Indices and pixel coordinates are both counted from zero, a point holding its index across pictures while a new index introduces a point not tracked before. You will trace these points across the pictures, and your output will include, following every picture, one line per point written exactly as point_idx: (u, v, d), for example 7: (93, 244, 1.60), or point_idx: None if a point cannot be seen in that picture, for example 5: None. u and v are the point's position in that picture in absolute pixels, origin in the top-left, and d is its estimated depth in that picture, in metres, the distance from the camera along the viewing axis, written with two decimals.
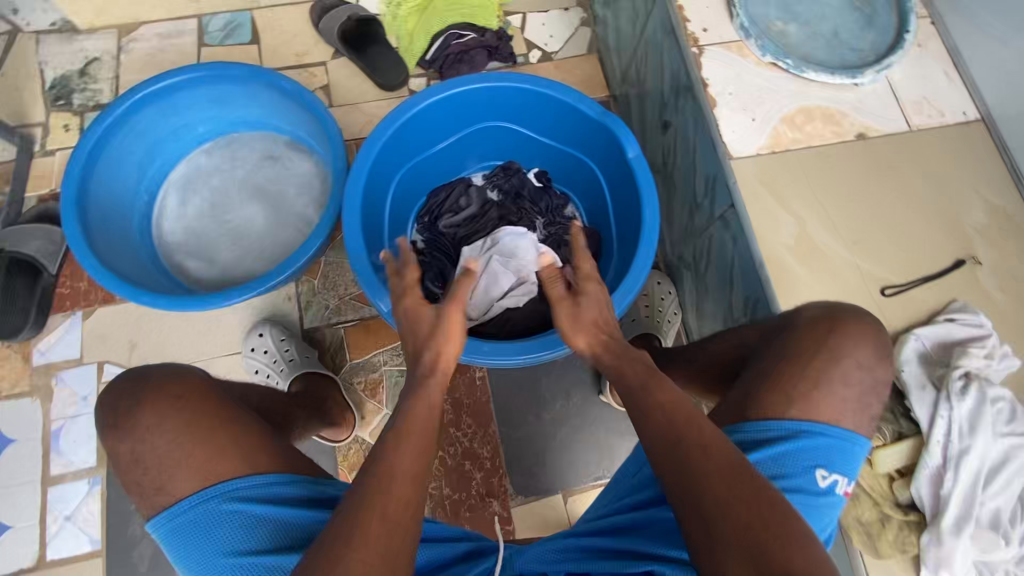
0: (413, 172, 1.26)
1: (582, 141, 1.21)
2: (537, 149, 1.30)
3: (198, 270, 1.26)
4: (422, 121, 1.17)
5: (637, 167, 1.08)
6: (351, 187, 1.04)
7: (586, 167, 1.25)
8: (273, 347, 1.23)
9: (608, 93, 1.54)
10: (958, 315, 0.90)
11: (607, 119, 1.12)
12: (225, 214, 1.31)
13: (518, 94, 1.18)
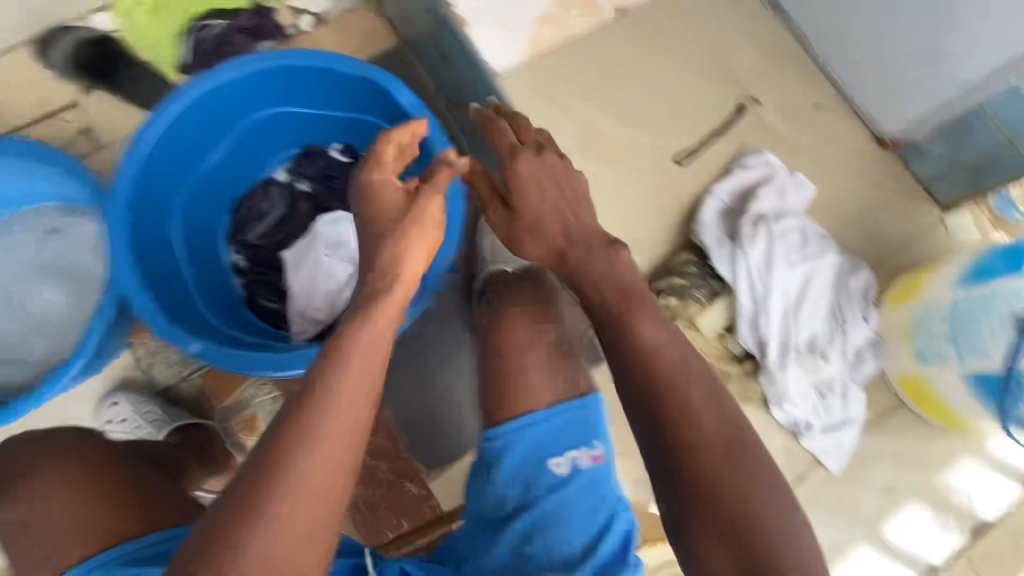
0: (201, 192, 1.14)
1: (366, 103, 1.12)
2: (327, 123, 1.19)
3: (10, 375, 1.14)
4: (180, 137, 1.03)
5: (419, 115, 1.02)
6: (115, 240, 0.93)
7: (382, 128, 1.17)
8: (130, 413, 1.14)
9: (396, 39, 1.43)
10: (747, 163, 1.06)
11: (374, 74, 1.03)
12: (20, 306, 1.18)
13: (276, 75, 1.06)
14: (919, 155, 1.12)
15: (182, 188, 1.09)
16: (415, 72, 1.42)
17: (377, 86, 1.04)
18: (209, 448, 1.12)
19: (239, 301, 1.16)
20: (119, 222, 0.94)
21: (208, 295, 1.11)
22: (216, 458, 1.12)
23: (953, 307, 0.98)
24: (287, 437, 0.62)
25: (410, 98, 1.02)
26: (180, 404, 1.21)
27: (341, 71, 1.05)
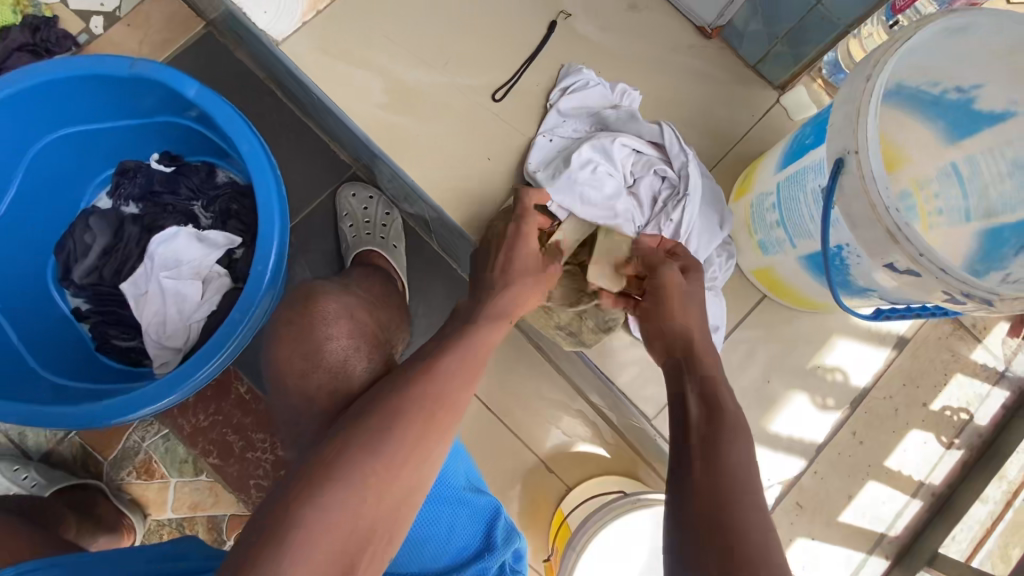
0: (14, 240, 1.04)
1: (163, 103, 1.02)
2: (135, 134, 1.09)
3: None
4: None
5: (210, 105, 0.92)
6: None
7: (193, 127, 1.07)
8: (8, 483, 1.08)
9: (203, 23, 1.27)
10: (568, 83, 0.93)
11: (151, 69, 0.93)
12: None
13: (48, 91, 0.96)
14: (740, 37, 0.96)
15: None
16: (230, 55, 1.27)
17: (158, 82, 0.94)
18: (96, 506, 1.08)
19: (89, 346, 1.08)
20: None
21: (50, 347, 1.03)
22: (102, 514, 1.08)
23: (777, 195, 0.75)
24: (364, 446, 0.60)
25: (196, 86, 0.92)
26: (62, 465, 1.14)
27: (114, 74, 0.94)
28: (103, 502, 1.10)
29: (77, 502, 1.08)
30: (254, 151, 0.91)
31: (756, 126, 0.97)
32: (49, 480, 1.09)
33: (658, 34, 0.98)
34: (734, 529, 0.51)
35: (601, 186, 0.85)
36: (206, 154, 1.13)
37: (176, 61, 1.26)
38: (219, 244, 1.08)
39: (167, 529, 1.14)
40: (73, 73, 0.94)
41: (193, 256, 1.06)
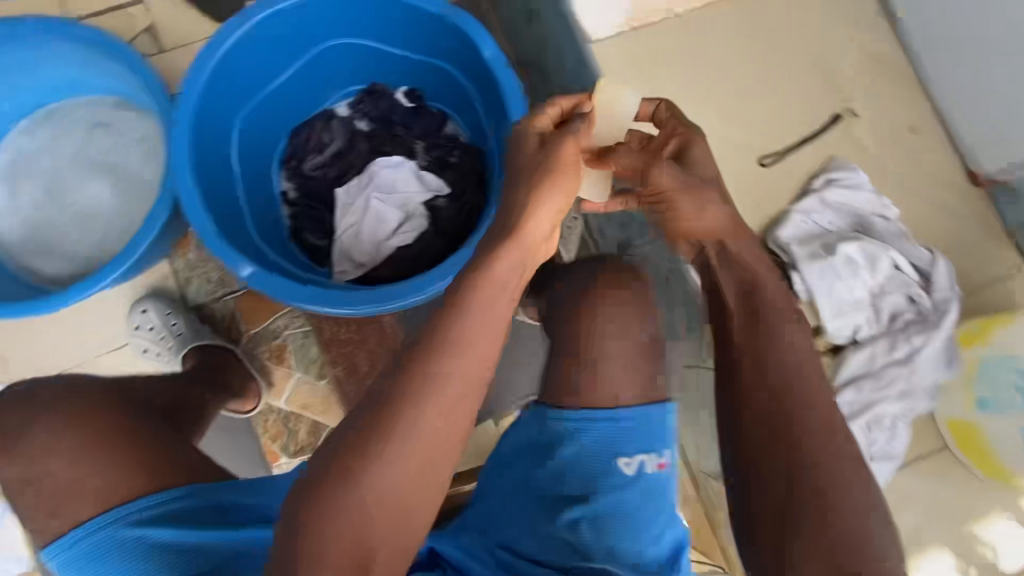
0: (263, 113, 1.11)
1: (442, 48, 1.09)
2: (398, 64, 1.16)
3: (51, 268, 1.13)
4: (256, 51, 1.02)
5: (497, 69, 0.98)
6: (177, 143, 0.92)
7: (453, 78, 1.13)
8: (159, 322, 1.13)
9: None
10: (837, 174, 1.02)
11: (459, 18, 1.00)
12: (65, 199, 1.15)
13: (358, 3, 1.04)
14: (1012, 202, 1.03)
15: (247, 106, 1.07)
16: None
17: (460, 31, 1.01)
18: (230, 372, 1.11)
19: (283, 231, 1.15)
20: (182, 126, 0.93)
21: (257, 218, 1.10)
22: (232, 381, 1.11)
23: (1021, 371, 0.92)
24: (365, 458, 0.55)
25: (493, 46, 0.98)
26: (207, 320, 1.19)
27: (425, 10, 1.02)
28: (235, 371, 1.12)
29: (215, 377, 1.10)
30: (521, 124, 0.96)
31: (988, 282, 1.04)
32: (195, 333, 1.14)
33: (926, 166, 1.07)
34: (810, 482, 0.58)
35: (852, 292, 0.96)
36: (446, 104, 1.19)
37: None
38: (432, 187, 1.14)
39: (275, 416, 1.18)
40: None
41: (408, 189, 1.13)
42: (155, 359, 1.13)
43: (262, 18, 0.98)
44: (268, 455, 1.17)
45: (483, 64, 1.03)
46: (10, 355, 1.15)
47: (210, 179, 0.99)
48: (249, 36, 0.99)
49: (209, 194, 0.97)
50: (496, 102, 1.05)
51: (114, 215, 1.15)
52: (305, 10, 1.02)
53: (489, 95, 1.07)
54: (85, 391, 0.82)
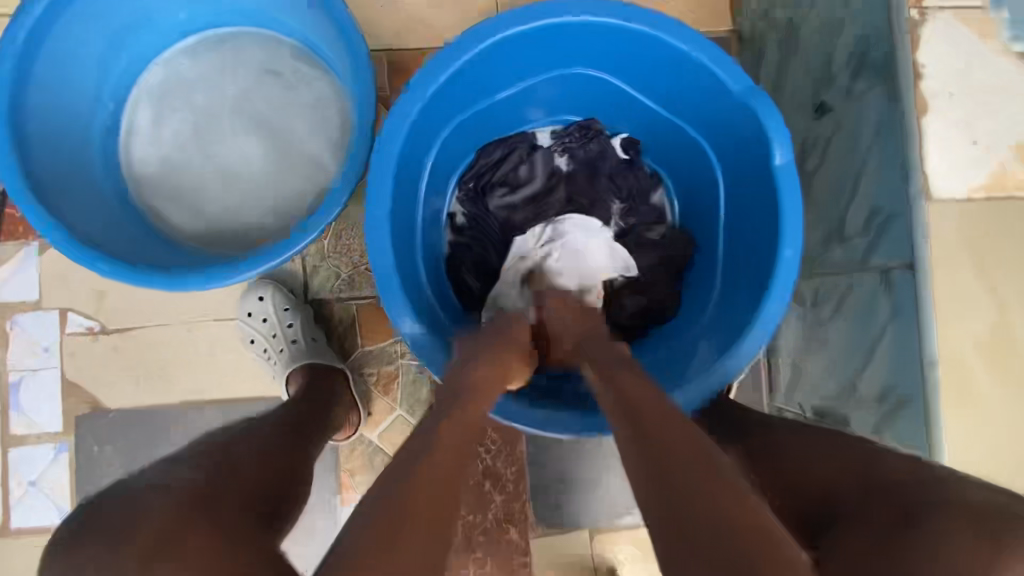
0: (466, 127, 0.93)
1: (702, 116, 0.87)
2: (632, 110, 0.95)
3: (179, 218, 1.00)
4: (489, 67, 0.83)
5: (784, 181, 0.75)
6: (378, 170, 0.75)
7: (700, 150, 0.92)
8: (274, 317, 1.00)
9: (732, 27, 1.10)
10: None
11: (755, 97, 0.77)
12: (213, 145, 1.01)
13: (625, 39, 0.82)
14: None
15: (454, 124, 0.89)
16: None
17: (745, 117, 0.79)
18: (337, 403, 0.95)
19: (442, 267, 0.96)
20: (390, 150, 0.76)
21: (428, 252, 0.92)
22: (337, 416, 0.94)
23: None
24: None
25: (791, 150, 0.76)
26: (323, 329, 1.04)
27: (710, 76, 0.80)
28: (338, 403, 0.95)
29: (317, 412, 0.89)
30: (794, 263, 0.74)
31: None
32: (310, 349, 0.99)
33: None
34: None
35: None
36: (668, 172, 0.99)
37: None
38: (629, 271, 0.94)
39: (360, 450, 1.05)
40: (671, 43, 0.79)
41: (599, 260, 0.93)
42: (258, 354, 1.00)
43: (512, 36, 0.79)
44: (341, 490, 1.04)
45: (759, 159, 0.80)
46: (107, 290, 1.03)
47: (399, 211, 0.81)
48: (492, 51, 0.80)
49: (397, 234, 0.80)
50: (756, 209, 0.83)
51: (257, 180, 1.01)
52: (563, 31, 0.81)
53: (747, 194, 0.85)
54: (168, 500, 0.58)
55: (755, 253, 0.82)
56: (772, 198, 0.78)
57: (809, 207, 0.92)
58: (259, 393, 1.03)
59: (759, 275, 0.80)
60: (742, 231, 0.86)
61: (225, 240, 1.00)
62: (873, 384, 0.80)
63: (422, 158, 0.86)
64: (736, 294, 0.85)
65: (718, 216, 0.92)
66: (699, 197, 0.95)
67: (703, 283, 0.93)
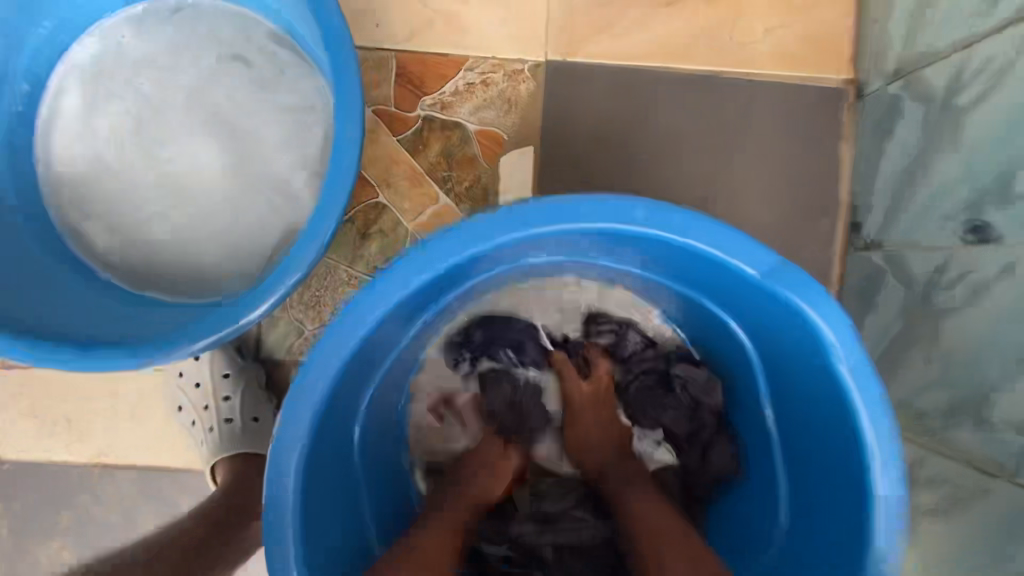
0: (414, 340, 0.68)
1: (726, 302, 0.60)
2: (629, 279, 0.68)
3: (105, 241, 0.78)
4: (443, 280, 0.58)
5: (857, 392, 0.51)
6: (284, 458, 0.53)
7: (723, 330, 0.65)
8: (208, 384, 0.78)
9: (849, 77, 0.86)
10: None
11: (783, 288, 0.51)
12: (156, 151, 0.78)
13: (616, 237, 0.55)
14: None
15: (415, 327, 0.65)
16: (836, 142, 0.86)
17: (808, 348, 0.53)
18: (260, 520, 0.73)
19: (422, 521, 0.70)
20: (301, 427, 0.53)
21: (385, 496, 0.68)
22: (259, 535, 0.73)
23: None
24: None
25: (877, 425, 0.51)
26: (276, 399, 0.81)
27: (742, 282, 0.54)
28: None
29: (224, 527, 0.70)
30: (896, 500, 0.51)
31: None
32: (248, 434, 0.77)
33: None
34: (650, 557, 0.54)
35: None
36: (683, 326, 0.72)
37: (780, 90, 0.86)
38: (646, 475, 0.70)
39: None
40: (679, 243, 0.52)
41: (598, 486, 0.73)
42: (184, 426, 0.78)
43: (458, 254, 0.53)
44: None
45: (826, 408, 0.55)
46: None
47: (321, 495, 0.57)
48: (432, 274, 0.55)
49: (325, 534, 0.57)
50: (825, 467, 0.57)
51: (212, 202, 0.78)
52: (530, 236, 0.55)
53: (804, 425, 0.60)
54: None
55: (824, 491, 0.58)
56: (845, 437, 0.53)
57: (924, 348, 0.69)
58: (185, 467, 0.82)
59: (829, 562, 0.56)
60: (809, 485, 0.61)
61: (160, 280, 0.78)
62: None
63: (374, 372, 0.63)
64: (792, 567, 0.61)
65: (762, 413, 0.66)
66: (737, 381, 0.69)
67: (757, 483, 0.68)
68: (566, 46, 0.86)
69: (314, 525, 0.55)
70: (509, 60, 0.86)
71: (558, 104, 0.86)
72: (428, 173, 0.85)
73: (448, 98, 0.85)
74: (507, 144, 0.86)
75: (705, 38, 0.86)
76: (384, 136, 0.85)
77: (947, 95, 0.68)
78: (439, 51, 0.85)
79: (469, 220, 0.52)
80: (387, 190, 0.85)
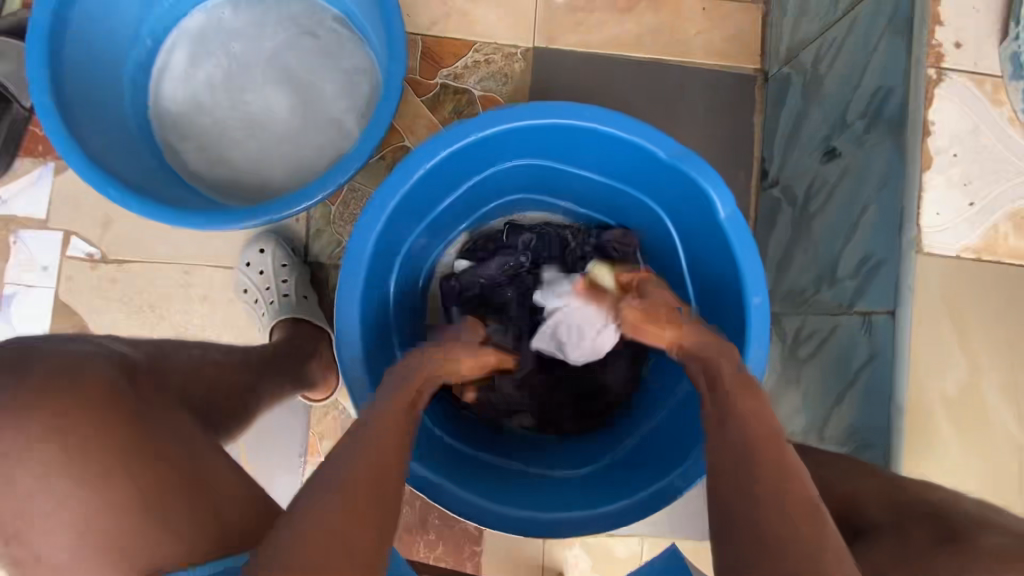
0: (431, 228, 0.92)
1: (657, 191, 0.85)
2: (589, 188, 0.93)
3: (195, 161, 1.01)
4: (458, 166, 0.82)
5: (736, 235, 0.75)
6: (347, 276, 0.76)
7: (655, 219, 0.90)
8: (270, 270, 1.01)
9: (758, 66, 1.15)
10: None
11: (689, 165, 0.76)
12: (240, 95, 1.03)
13: (580, 135, 0.80)
14: None
15: (435, 213, 0.89)
16: (750, 113, 1.14)
17: (706, 210, 0.78)
18: (310, 360, 0.94)
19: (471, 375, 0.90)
20: (358, 256, 0.76)
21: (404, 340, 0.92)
22: (310, 374, 0.94)
23: None
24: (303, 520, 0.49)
25: (750, 256, 0.75)
26: (319, 288, 1.05)
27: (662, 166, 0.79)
28: (314, 361, 0.96)
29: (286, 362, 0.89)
30: (764, 307, 0.75)
31: None
32: (300, 306, 0.99)
33: None
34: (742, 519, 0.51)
35: None
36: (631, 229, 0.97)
37: (708, 74, 1.15)
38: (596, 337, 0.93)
39: (333, 415, 1.06)
40: (621, 136, 0.78)
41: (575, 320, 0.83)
42: (249, 304, 1.01)
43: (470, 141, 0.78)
44: (309, 450, 1.05)
45: (720, 255, 0.79)
46: (113, 220, 1.05)
47: (367, 314, 0.80)
48: (450, 159, 0.80)
49: (368, 341, 0.80)
50: (722, 303, 0.81)
51: (280, 137, 1.02)
52: (519, 134, 0.80)
53: (710, 278, 0.84)
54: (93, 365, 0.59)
55: (723, 322, 0.82)
56: (732, 270, 0.77)
57: (803, 246, 0.94)
58: (244, 342, 1.05)
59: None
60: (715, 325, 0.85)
61: (237, 192, 1.01)
62: (838, 426, 0.81)
63: (405, 239, 0.87)
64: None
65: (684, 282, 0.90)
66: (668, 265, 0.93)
67: None
68: (549, 36, 1.15)
69: (363, 331, 0.78)
70: (506, 45, 1.14)
71: (542, 79, 1.14)
72: (442, 125, 1.12)
73: (460, 71, 1.13)
74: (503, 106, 1.13)
75: (652, 35, 1.16)
76: (410, 97, 1.12)
77: (814, 69, 0.97)
78: (453, 37, 1.14)
79: (478, 116, 0.77)
80: (410, 137, 1.11)
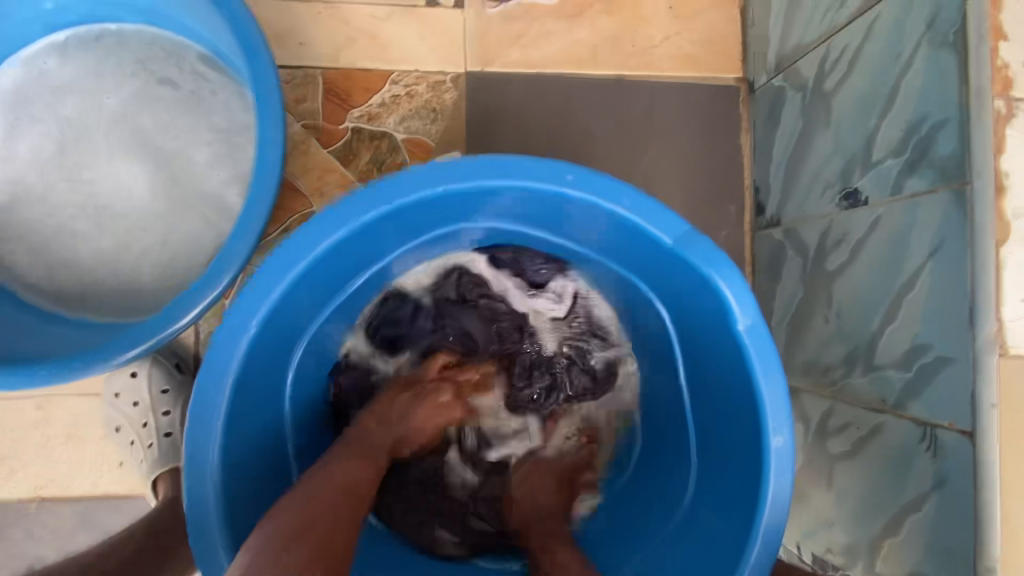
0: (340, 312, 0.70)
1: (635, 265, 0.65)
2: (551, 254, 0.72)
3: (30, 264, 0.78)
4: (366, 242, 0.61)
5: (751, 353, 0.56)
6: (196, 451, 0.55)
7: (640, 298, 0.69)
8: (146, 402, 0.79)
9: (741, 74, 0.95)
10: None
11: (686, 250, 0.56)
12: (80, 171, 0.79)
13: (510, 196, 0.59)
14: None
15: (330, 308, 0.68)
16: (736, 133, 0.94)
17: (709, 298, 0.58)
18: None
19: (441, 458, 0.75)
20: (219, 392, 0.55)
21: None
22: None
23: None
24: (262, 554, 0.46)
25: (767, 367, 0.56)
26: None
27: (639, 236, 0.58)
28: None
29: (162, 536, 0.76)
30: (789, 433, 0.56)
31: None
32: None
33: None
34: None
35: None
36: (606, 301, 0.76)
37: (682, 88, 0.94)
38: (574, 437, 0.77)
39: None
40: (557, 192, 0.56)
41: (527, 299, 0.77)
42: (122, 447, 0.79)
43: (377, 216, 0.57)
44: None
45: (724, 357, 0.60)
46: None
47: (242, 465, 0.59)
48: (352, 238, 0.58)
49: (251, 529, 0.59)
50: (727, 411, 0.62)
51: (139, 222, 0.79)
52: (445, 201, 0.58)
53: (708, 377, 0.65)
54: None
55: (724, 429, 0.63)
56: (743, 391, 0.58)
57: (823, 312, 0.75)
58: (126, 490, 0.81)
59: (730, 496, 0.61)
60: (714, 429, 0.65)
61: (93, 298, 0.78)
62: (896, 563, 0.63)
63: (301, 335, 0.66)
64: (704, 504, 0.65)
65: (676, 374, 0.70)
66: (653, 349, 0.73)
67: (675, 437, 0.72)
68: (484, 58, 0.92)
69: (235, 491, 0.57)
70: (431, 73, 0.91)
71: (480, 111, 0.91)
72: (359, 181, 0.89)
73: (375, 110, 0.89)
74: (435, 151, 0.90)
75: (611, 44, 0.94)
76: (315, 148, 0.88)
77: (817, 83, 0.77)
78: (363, 67, 0.90)
79: (382, 186, 0.55)
80: (320, 200, 0.88)
